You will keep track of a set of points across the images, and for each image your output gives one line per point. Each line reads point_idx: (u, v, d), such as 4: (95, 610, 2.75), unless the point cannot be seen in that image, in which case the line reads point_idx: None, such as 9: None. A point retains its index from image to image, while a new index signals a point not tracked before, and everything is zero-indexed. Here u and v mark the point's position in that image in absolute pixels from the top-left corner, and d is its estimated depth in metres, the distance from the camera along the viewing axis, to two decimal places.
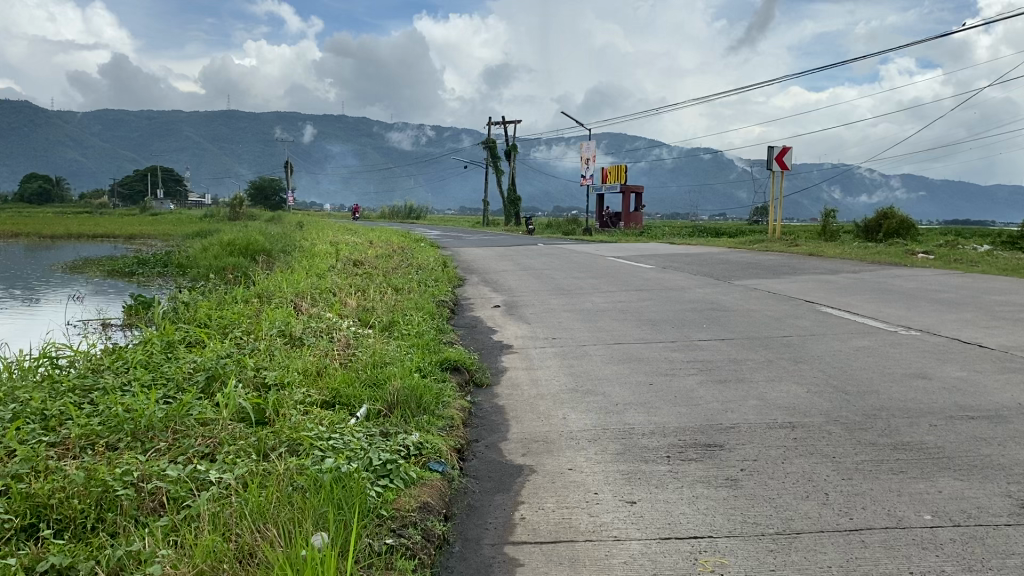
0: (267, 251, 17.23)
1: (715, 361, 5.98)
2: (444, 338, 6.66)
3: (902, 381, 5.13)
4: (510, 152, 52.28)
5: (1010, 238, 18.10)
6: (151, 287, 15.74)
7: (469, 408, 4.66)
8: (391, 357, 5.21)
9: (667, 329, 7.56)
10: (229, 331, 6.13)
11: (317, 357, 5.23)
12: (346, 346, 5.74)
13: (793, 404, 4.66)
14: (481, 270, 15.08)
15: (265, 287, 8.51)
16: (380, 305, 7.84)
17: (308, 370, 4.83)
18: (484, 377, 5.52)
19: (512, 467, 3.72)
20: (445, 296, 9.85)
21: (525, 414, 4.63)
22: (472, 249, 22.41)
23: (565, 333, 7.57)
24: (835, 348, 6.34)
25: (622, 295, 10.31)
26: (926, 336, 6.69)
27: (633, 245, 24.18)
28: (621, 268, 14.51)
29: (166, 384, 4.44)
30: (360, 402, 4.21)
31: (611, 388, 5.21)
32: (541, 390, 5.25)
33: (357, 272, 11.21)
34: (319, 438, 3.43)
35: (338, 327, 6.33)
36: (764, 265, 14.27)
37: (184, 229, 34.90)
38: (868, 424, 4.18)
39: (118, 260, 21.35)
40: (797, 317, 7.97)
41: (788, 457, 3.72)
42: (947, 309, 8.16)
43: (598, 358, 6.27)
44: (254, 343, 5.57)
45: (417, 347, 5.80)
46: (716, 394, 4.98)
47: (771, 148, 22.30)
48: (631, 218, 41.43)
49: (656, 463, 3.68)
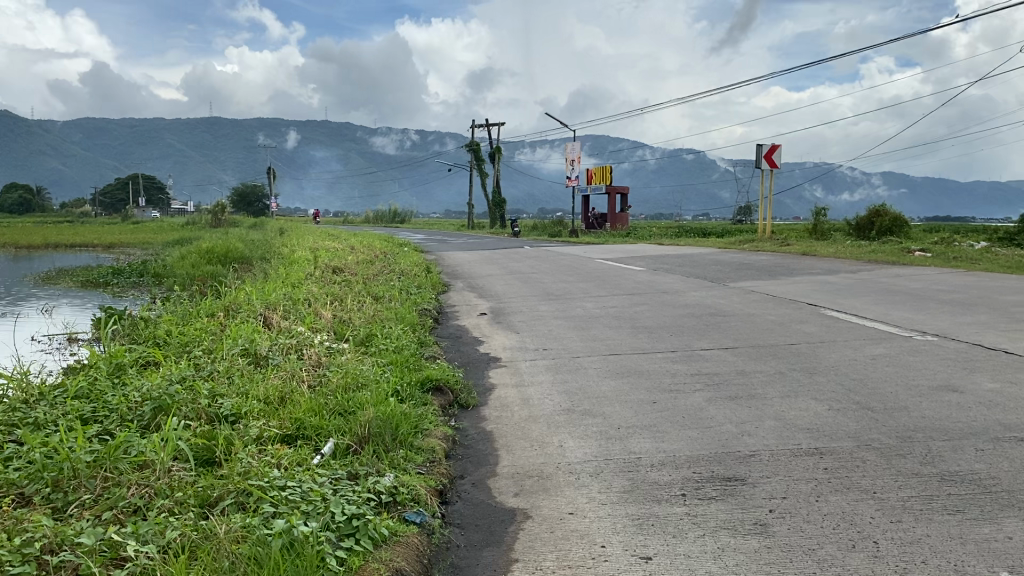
0: (246, 261, 16.60)
1: (721, 374, 5.48)
2: (426, 353, 6.13)
3: (932, 395, 4.65)
4: (495, 155, 51.80)
5: (1006, 234, 17.68)
6: (123, 298, 15.06)
7: (453, 436, 4.15)
8: (364, 379, 4.67)
9: (665, 338, 7.06)
10: (187, 351, 5.59)
11: (285, 380, 4.71)
12: (318, 366, 5.20)
13: (816, 424, 4.16)
14: (466, 275, 14.57)
15: (233, 299, 7.95)
16: (357, 317, 7.30)
17: (271, 397, 4.30)
18: (470, 398, 4.99)
19: (503, 511, 3.21)
20: (428, 305, 9.32)
21: (516, 442, 4.12)
22: (459, 254, 21.73)
23: (556, 343, 7.05)
24: (851, 357, 5.85)
25: (615, 301, 9.80)
26: (945, 342, 6.22)
27: (621, 246, 23.70)
28: (611, 271, 14.00)
29: (106, 417, 3.92)
30: (327, 435, 3.69)
31: (610, 408, 4.70)
32: (533, 411, 4.74)
33: (335, 280, 10.67)
34: (275, 487, 2.92)
35: (308, 344, 5.79)
36: (759, 266, 13.77)
37: (164, 237, 34.16)
38: (906, 449, 3.69)
39: (93, 270, 20.63)
40: (803, 322, 7.49)
41: (822, 493, 3.23)
42: (959, 311, 7.70)
43: (593, 371, 5.77)
44: (212, 365, 5.04)
45: (396, 365, 5.28)
46: (728, 413, 4.48)
47: (760, 146, 21.85)
48: (618, 219, 40.63)
49: (670, 505, 3.18)
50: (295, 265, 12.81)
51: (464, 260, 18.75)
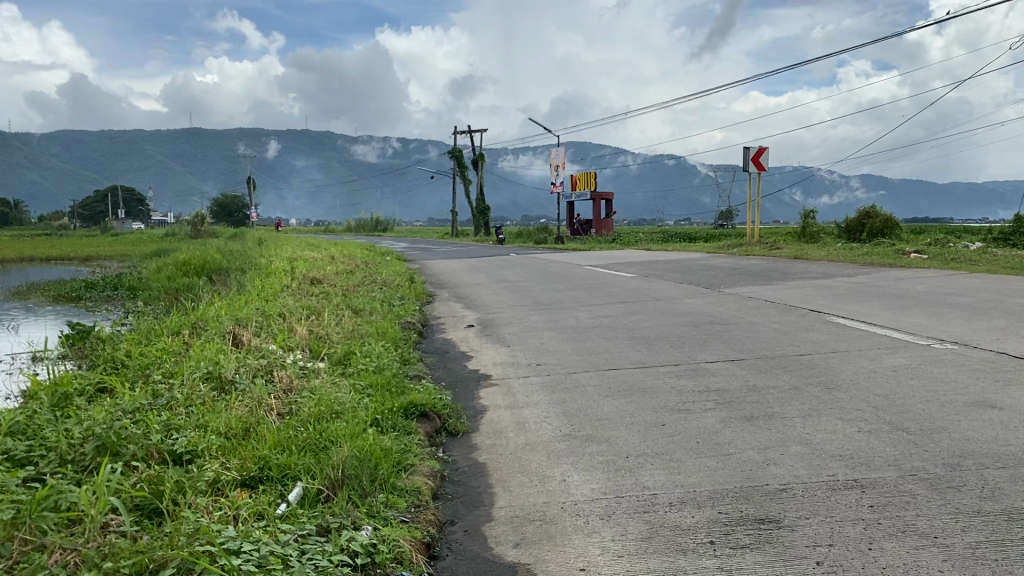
0: (223, 272, 16.00)
1: (733, 390, 5.01)
2: (410, 372, 5.62)
3: (969, 413, 4.21)
4: (478, 161, 51.41)
5: (1001, 234, 17.38)
6: (95, 313, 14.42)
7: (441, 471, 3.67)
8: (340, 407, 4.18)
9: (665, 349, 6.61)
10: (145, 376, 5.05)
11: (251, 409, 4.21)
12: (291, 391, 4.70)
13: (849, 450, 3.70)
14: (452, 284, 14.09)
15: (201, 316, 7.40)
16: (334, 333, 6.78)
17: (234, 431, 3.80)
18: (460, 424, 4.50)
19: (501, 567, 2.73)
20: (411, 318, 8.82)
21: (513, 477, 3.64)
22: (443, 262, 21.20)
23: (549, 357, 6.58)
24: (868, 369, 5.41)
25: (608, 309, 9.36)
26: (968, 351, 5.78)
27: (608, 251, 23.34)
28: (600, 278, 13.57)
29: (38, 460, 3.38)
30: (295, 479, 3.20)
31: (616, 433, 4.22)
32: (530, 437, 4.26)
33: (313, 292, 10.15)
34: (226, 552, 2.44)
35: (279, 366, 5.28)
36: (752, 270, 13.36)
37: (142, 249, 33.41)
38: (959, 480, 3.24)
39: (66, 284, 19.94)
40: (809, 330, 7.06)
41: (874, 539, 2.76)
42: (973, 316, 7.29)
43: (592, 389, 5.29)
44: (169, 391, 4.52)
45: (377, 388, 4.79)
46: (746, 437, 4.01)
47: (748, 148, 21.53)
48: (603, 223, 40.28)
49: (698, 557, 2.70)
50: (272, 276, 12.25)
51: (447, 269, 18.24)
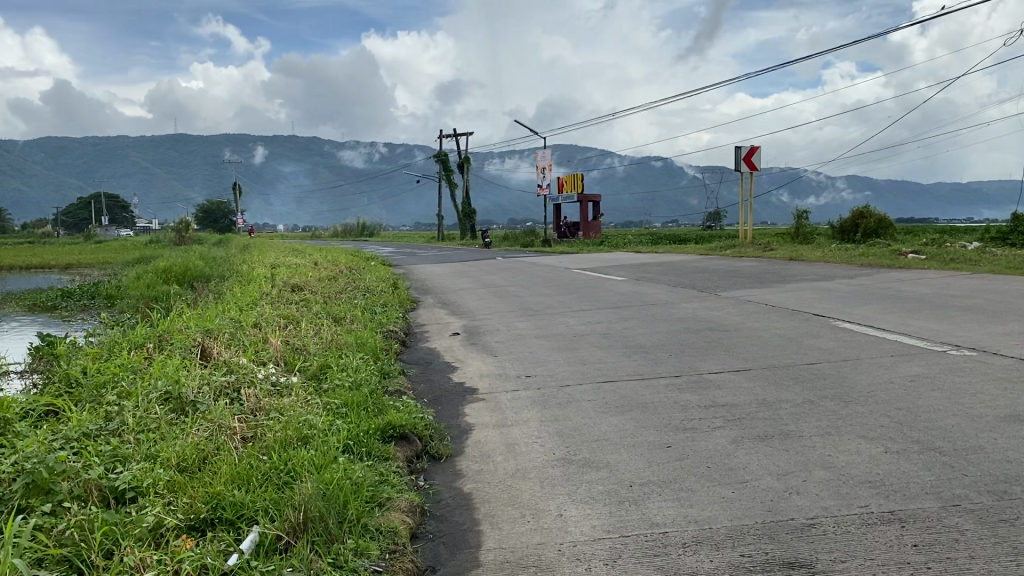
0: (204, 281, 15.51)
1: (740, 406, 4.61)
2: (390, 387, 5.19)
3: (1006, 429, 3.83)
4: (464, 164, 51.01)
5: (999, 233, 17.12)
6: (68, 323, 13.91)
7: (422, 504, 3.25)
8: (311, 431, 3.75)
9: (664, 359, 6.21)
10: (98, 397, 4.56)
11: (211, 435, 3.77)
12: (258, 412, 4.27)
13: (878, 475, 3.31)
14: (437, 289, 13.67)
15: (167, 329, 6.90)
16: (311, 344, 6.33)
17: (186, 463, 3.36)
18: (443, 446, 4.08)
19: None
20: (394, 326, 8.38)
21: (503, 511, 3.22)
22: (430, 266, 20.71)
23: (540, 368, 6.17)
24: (885, 380, 5.02)
25: (600, 315, 8.96)
26: (988, 358, 5.41)
27: (598, 255, 22.98)
28: (591, 281, 13.19)
29: None
30: (250, 524, 2.77)
31: (616, 457, 3.81)
32: (521, 462, 3.85)
33: (292, 300, 9.69)
34: None
35: (247, 383, 4.83)
36: (746, 273, 13.01)
37: (124, 256, 32.81)
38: (1010, 512, 2.84)
39: (42, 293, 19.37)
40: (816, 336, 6.68)
41: None
42: (985, 320, 6.92)
43: (586, 404, 4.89)
44: (119, 416, 4.04)
45: (352, 408, 4.36)
46: (762, 461, 3.61)
47: (738, 148, 21.23)
48: (591, 226, 39.96)
49: None
50: (250, 283, 11.79)
51: (434, 274, 17.82)
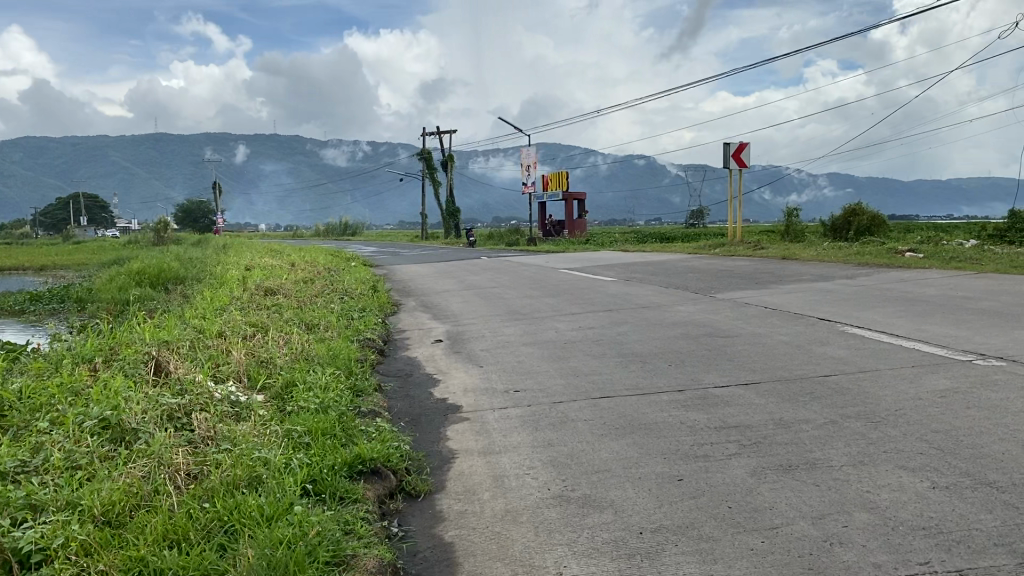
0: (178, 282, 14.88)
1: (757, 428, 4.10)
2: (362, 408, 4.66)
3: None
4: (449, 162, 50.37)
5: (997, 232, 16.70)
6: (33, 328, 13.27)
7: (394, 561, 2.71)
8: (264, 470, 3.20)
9: (663, 370, 5.70)
10: (25, 427, 3.98)
11: (149, 473, 3.22)
12: (209, 443, 3.72)
13: (932, 520, 2.82)
14: (419, 292, 13.15)
15: (120, 341, 6.30)
16: (277, 358, 5.76)
17: (112, 515, 2.81)
18: (421, 482, 3.56)
19: None
20: (371, 333, 7.83)
21: (491, 570, 2.69)
22: (413, 267, 20.13)
23: (528, 382, 5.64)
24: (911, 396, 4.53)
25: (591, 319, 8.46)
26: (1020, 369, 4.93)
27: (586, 254, 22.51)
28: (579, 282, 12.66)
29: None
30: None
31: (620, 493, 3.30)
32: (512, 500, 3.32)
33: (264, 305, 9.12)
34: None
35: (200, 406, 4.27)
36: (740, 272, 12.54)
37: (99, 257, 31.93)
38: None
39: (10, 296, 18.66)
40: (826, 344, 6.19)
41: None
42: (1005, 324, 6.45)
43: (583, 425, 4.37)
44: (43, 451, 3.46)
45: (316, 436, 3.82)
46: (791, 499, 3.11)
47: (726, 145, 20.76)
48: (577, 224, 39.45)
49: None
50: (222, 286, 11.22)
51: (416, 275, 17.23)
